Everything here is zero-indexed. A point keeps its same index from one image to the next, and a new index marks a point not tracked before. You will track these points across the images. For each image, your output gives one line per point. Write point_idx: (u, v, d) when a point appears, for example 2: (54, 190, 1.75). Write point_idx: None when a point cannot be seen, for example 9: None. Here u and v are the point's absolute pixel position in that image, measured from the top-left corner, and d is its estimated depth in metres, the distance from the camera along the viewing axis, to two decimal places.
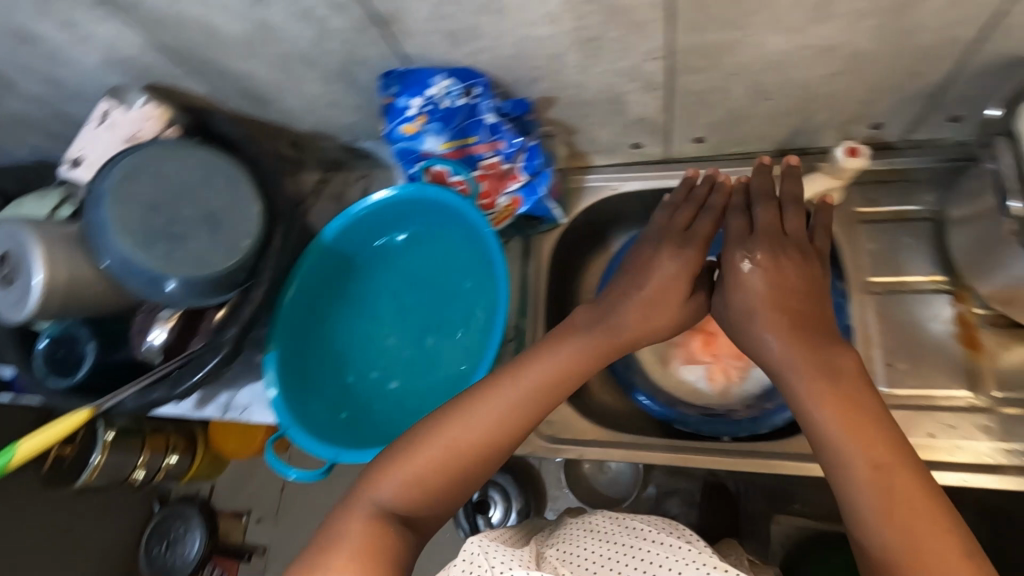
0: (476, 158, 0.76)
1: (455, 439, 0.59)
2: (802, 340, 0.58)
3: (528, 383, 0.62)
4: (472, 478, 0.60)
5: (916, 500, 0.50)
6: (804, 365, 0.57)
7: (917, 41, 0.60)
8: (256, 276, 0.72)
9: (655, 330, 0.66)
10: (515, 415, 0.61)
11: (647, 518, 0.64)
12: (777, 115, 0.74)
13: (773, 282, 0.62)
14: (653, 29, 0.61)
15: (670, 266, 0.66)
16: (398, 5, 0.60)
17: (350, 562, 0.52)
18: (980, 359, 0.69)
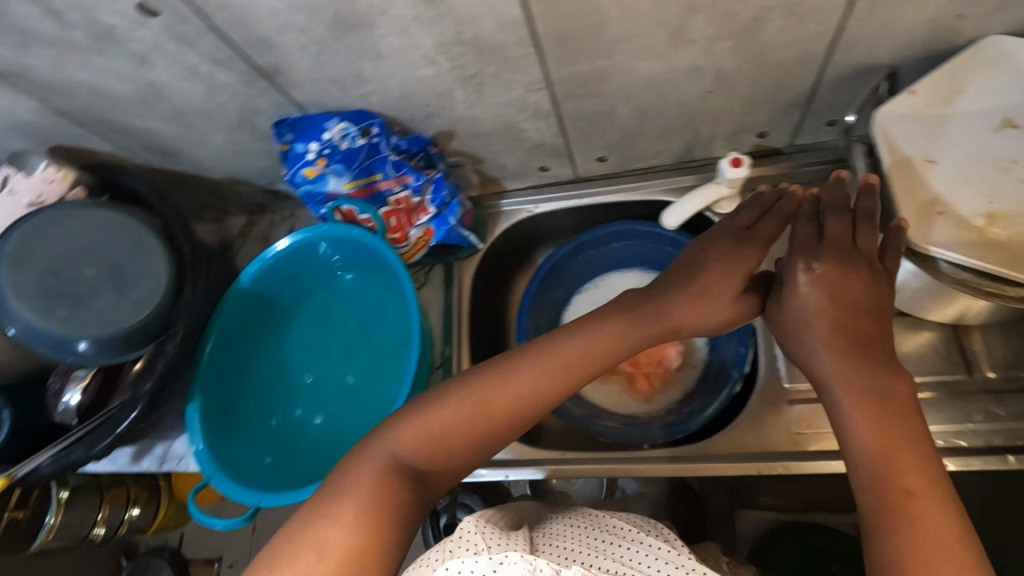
0: (382, 194, 0.77)
1: (485, 395, 0.56)
2: (846, 357, 0.53)
3: (568, 345, 0.58)
4: (493, 444, 0.56)
5: (942, 531, 0.43)
6: (851, 366, 0.52)
7: (772, 58, 0.64)
8: (170, 329, 0.72)
9: (702, 322, 0.61)
10: (552, 376, 0.57)
11: (629, 517, 0.61)
12: (666, 131, 0.77)
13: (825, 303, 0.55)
14: (528, 64, 0.64)
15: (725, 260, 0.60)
16: (279, 59, 0.62)
17: (358, 514, 0.49)
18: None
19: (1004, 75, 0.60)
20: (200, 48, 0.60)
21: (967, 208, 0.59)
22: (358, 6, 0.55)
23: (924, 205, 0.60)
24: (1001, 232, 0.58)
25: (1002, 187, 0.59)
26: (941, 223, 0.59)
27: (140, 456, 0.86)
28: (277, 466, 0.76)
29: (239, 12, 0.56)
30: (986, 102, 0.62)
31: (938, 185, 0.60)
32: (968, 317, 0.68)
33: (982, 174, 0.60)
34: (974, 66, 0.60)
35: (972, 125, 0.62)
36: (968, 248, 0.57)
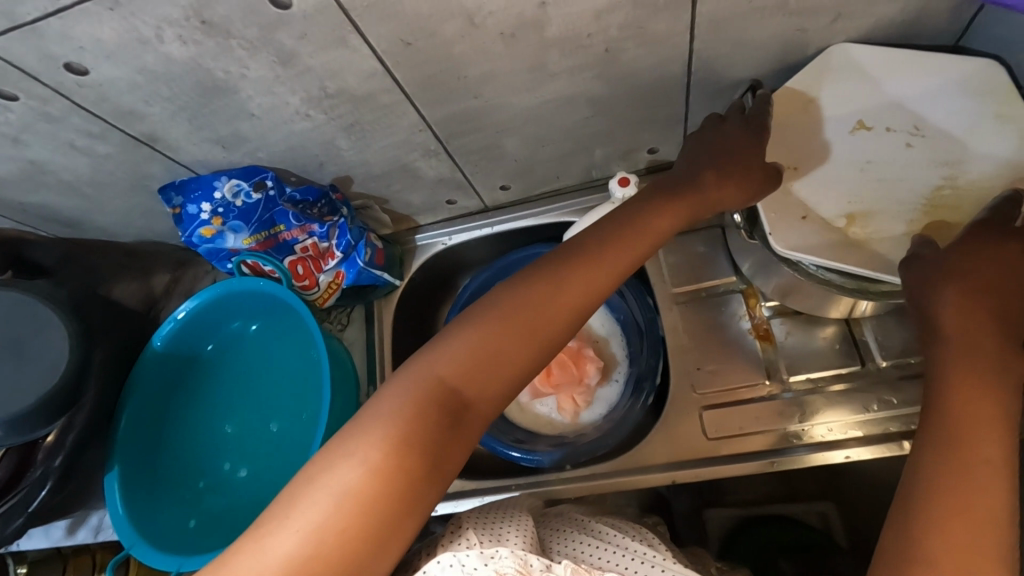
0: (286, 244, 0.78)
1: (530, 315, 0.51)
2: (966, 343, 0.52)
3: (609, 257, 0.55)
4: (534, 372, 0.52)
5: (979, 496, 0.44)
6: (966, 349, 0.52)
7: (637, 82, 0.66)
8: (77, 402, 0.74)
9: (730, 198, 0.63)
10: (594, 292, 0.54)
11: (614, 524, 0.65)
12: (559, 156, 0.80)
13: (958, 295, 0.54)
14: (402, 109, 0.66)
15: (743, 130, 0.63)
16: (153, 127, 0.63)
17: (385, 457, 0.44)
18: (772, 349, 0.75)
19: (854, 80, 0.63)
20: (71, 124, 0.61)
21: (831, 209, 0.63)
22: (216, 73, 0.56)
23: (789, 211, 0.64)
24: (859, 230, 0.62)
25: (861, 188, 0.63)
26: (805, 227, 0.63)
27: (75, 528, 0.82)
28: (206, 527, 0.75)
29: (99, 89, 0.57)
30: (842, 106, 0.65)
31: (803, 190, 0.64)
32: (859, 310, 0.70)
33: (843, 177, 0.64)
34: (827, 72, 0.64)
35: (833, 129, 0.65)
36: (829, 249, 0.62)
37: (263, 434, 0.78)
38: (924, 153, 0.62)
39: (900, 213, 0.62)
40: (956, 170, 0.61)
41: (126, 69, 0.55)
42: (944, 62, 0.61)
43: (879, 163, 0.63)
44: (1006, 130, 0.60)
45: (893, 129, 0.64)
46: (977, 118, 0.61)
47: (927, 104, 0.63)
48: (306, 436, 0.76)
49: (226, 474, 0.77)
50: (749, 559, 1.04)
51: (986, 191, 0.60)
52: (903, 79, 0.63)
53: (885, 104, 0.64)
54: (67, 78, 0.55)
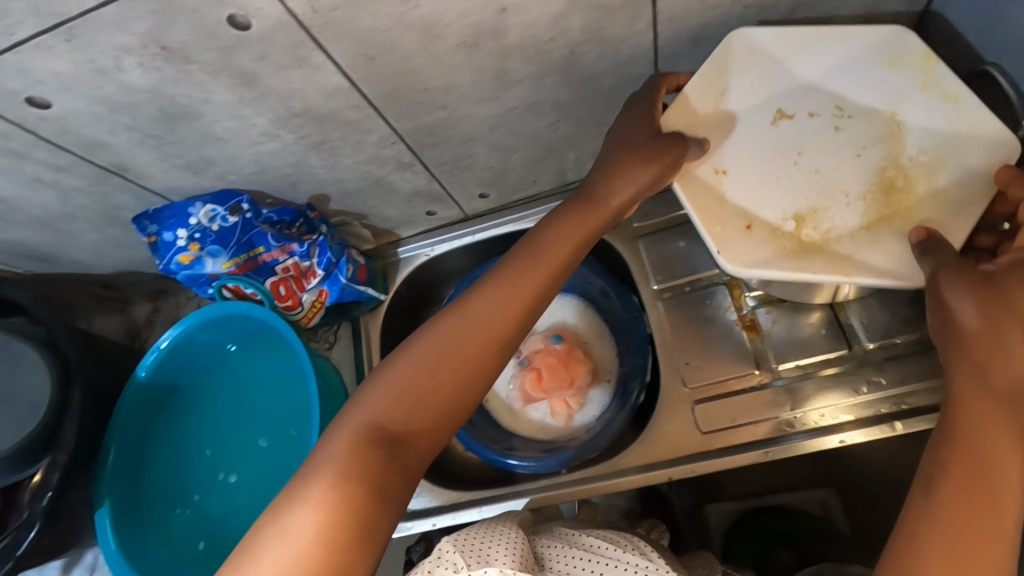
0: (267, 266, 0.77)
1: (459, 343, 0.51)
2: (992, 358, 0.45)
3: (535, 273, 0.54)
4: (478, 393, 0.51)
5: (984, 517, 0.41)
6: (987, 359, 0.45)
7: (603, 83, 0.66)
8: (59, 438, 0.71)
9: (641, 189, 0.58)
10: (527, 310, 0.53)
11: (603, 533, 0.64)
12: (532, 163, 0.79)
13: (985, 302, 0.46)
14: (370, 124, 0.65)
15: (644, 119, 0.59)
16: (120, 156, 0.62)
17: (329, 493, 0.43)
18: (761, 338, 0.75)
19: (760, 66, 0.63)
20: (36, 158, 0.60)
21: (774, 215, 0.63)
22: (178, 98, 0.55)
23: (733, 222, 0.63)
24: (810, 232, 0.61)
25: (801, 184, 0.63)
26: (751, 239, 0.62)
27: (71, 566, 0.86)
28: (203, 551, 0.74)
29: (62, 121, 0.56)
30: (758, 96, 0.65)
31: (739, 198, 0.63)
32: (841, 294, 0.70)
33: (777, 174, 0.63)
34: (733, 61, 0.63)
35: (754, 123, 0.65)
36: (781, 258, 0.61)
37: (252, 451, 0.77)
38: (852, 135, 0.62)
39: (850, 204, 0.61)
40: (894, 149, 0.61)
41: (87, 101, 0.54)
42: (853, 33, 0.60)
43: (809, 152, 0.63)
44: (936, 97, 0.59)
45: (816, 114, 0.64)
46: (901, 86, 0.61)
47: (844, 83, 0.63)
48: (296, 451, 0.75)
49: (219, 504, 0.76)
50: (749, 552, 1.02)
51: (935, 167, 0.60)
52: (810, 59, 0.63)
53: (801, 88, 0.64)
54: (29, 112, 0.54)
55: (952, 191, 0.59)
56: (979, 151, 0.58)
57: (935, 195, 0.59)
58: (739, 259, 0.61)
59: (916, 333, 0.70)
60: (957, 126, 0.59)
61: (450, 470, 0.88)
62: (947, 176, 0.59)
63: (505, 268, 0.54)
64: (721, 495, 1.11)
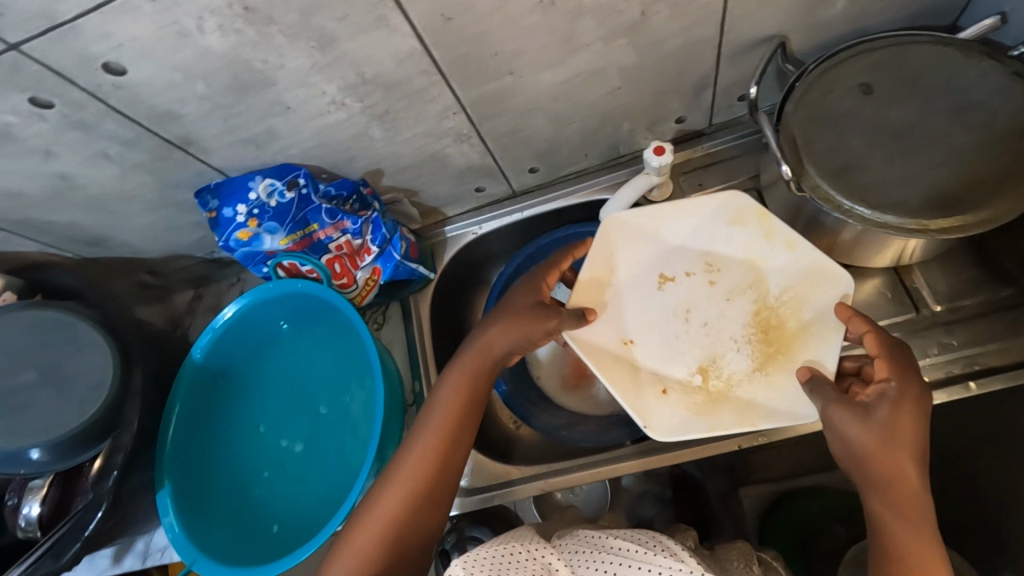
0: (322, 243, 0.77)
1: (399, 496, 0.60)
2: (897, 486, 0.54)
3: (449, 417, 0.63)
4: (425, 522, 0.60)
5: None
6: (895, 484, 0.54)
7: (668, 47, 0.65)
8: (122, 420, 0.70)
9: (521, 342, 0.66)
10: (451, 455, 0.63)
11: (631, 534, 0.63)
12: (587, 135, 0.79)
13: (877, 432, 0.55)
14: (436, 92, 0.64)
15: (526, 293, 0.68)
16: (187, 128, 0.62)
17: None
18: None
19: (634, 239, 0.73)
20: (104, 131, 0.60)
21: (682, 371, 0.71)
22: (254, 64, 0.55)
23: (649, 388, 0.70)
24: (716, 382, 0.70)
25: (695, 341, 0.71)
26: (668, 402, 0.70)
27: (122, 556, 0.81)
28: (276, 530, 0.73)
29: (135, 89, 0.55)
30: (639, 267, 0.73)
31: (649, 362, 0.72)
32: (905, 259, 0.69)
33: (671, 335, 0.72)
34: (614, 242, 0.73)
35: (643, 290, 0.73)
36: (698, 415, 0.69)
37: (314, 424, 0.77)
38: (724, 289, 0.72)
39: (738, 351, 0.70)
40: (761, 293, 0.70)
41: (163, 68, 0.53)
42: (696, 205, 0.72)
43: (694, 311, 0.72)
44: (781, 246, 0.70)
45: (691, 273, 0.72)
46: (749, 239, 0.71)
47: (707, 244, 0.73)
48: (359, 420, 0.75)
49: (275, 483, 0.75)
50: (784, 536, 1.02)
51: (797, 305, 0.69)
52: (674, 227, 0.73)
53: (675, 253, 0.73)
54: (105, 79, 0.53)
55: (820, 321, 0.68)
56: (824, 285, 0.68)
57: (806, 327, 0.68)
58: (660, 424, 0.69)
59: (983, 295, 0.69)
60: (804, 267, 0.69)
61: (503, 447, 0.88)
62: (807, 313, 0.68)
63: (420, 419, 0.64)
64: (753, 478, 1.08)
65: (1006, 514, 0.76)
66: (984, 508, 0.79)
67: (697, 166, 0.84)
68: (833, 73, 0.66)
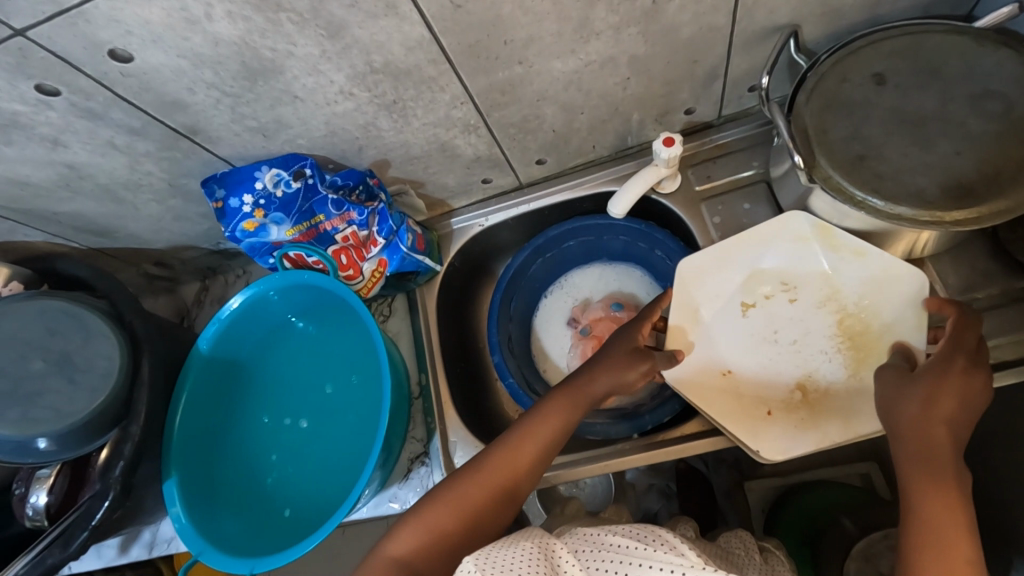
0: (329, 234, 0.77)
1: (473, 495, 0.62)
2: (929, 451, 0.55)
3: (549, 429, 0.66)
4: (491, 523, 0.62)
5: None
6: (926, 449, 0.55)
7: (680, 35, 0.64)
8: (132, 410, 0.70)
9: (620, 384, 0.69)
10: (540, 459, 0.65)
11: (627, 529, 0.62)
12: (596, 125, 0.78)
13: (921, 396, 0.57)
14: (445, 81, 0.63)
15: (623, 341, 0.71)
16: (195, 117, 0.61)
17: None
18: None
19: (712, 269, 0.74)
20: (113, 119, 0.59)
21: (781, 390, 0.69)
22: (263, 52, 0.54)
23: (755, 412, 0.69)
24: (815, 395, 0.68)
25: (788, 360, 0.70)
26: (775, 424, 0.68)
27: (128, 545, 0.81)
28: (291, 522, 0.72)
29: (144, 77, 0.55)
30: (719, 298, 0.74)
31: (752, 385, 0.70)
32: (917, 251, 0.69)
33: (764, 358, 0.71)
34: (688, 282, 0.74)
35: (728, 321, 0.73)
36: (807, 428, 0.67)
37: (324, 416, 0.77)
38: (808, 303, 0.71)
39: (829, 360, 0.69)
40: (840, 302, 0.70)
41: (171, 55, 0.53)
42: (761, 232, 0.73)
43: (782, 331, 0.71)
44: (849, 255, 0.69)
45: (771, 295, 0.72)
46: (818, 257, 0.71)
47: (776, 264, 0.72)
48: (371, 409, 0.75)
49: (280, 477, 0.75)
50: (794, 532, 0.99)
51: (875, 309, 0.68)
52: (748, 255, 0.73)
53: (753, 277, 0.73)
54: (113, 67, 0.53)
55: (902, 321, 0.66)
56: (901, 283, 0.67)
57: (888, 327, 0.67)
58: (779, 451, 0.66)
59: (997, 286, 0.68)
60: (873, 272, 0.68)
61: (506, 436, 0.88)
62: (887, 313, 0.67)
63: (507, 433, 0.67)
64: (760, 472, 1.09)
65: (1016, 506, 0.75)
66: (995, 502, 0.79)
67: (706, 158, 0.83)
68: (845, 64, 0.66)
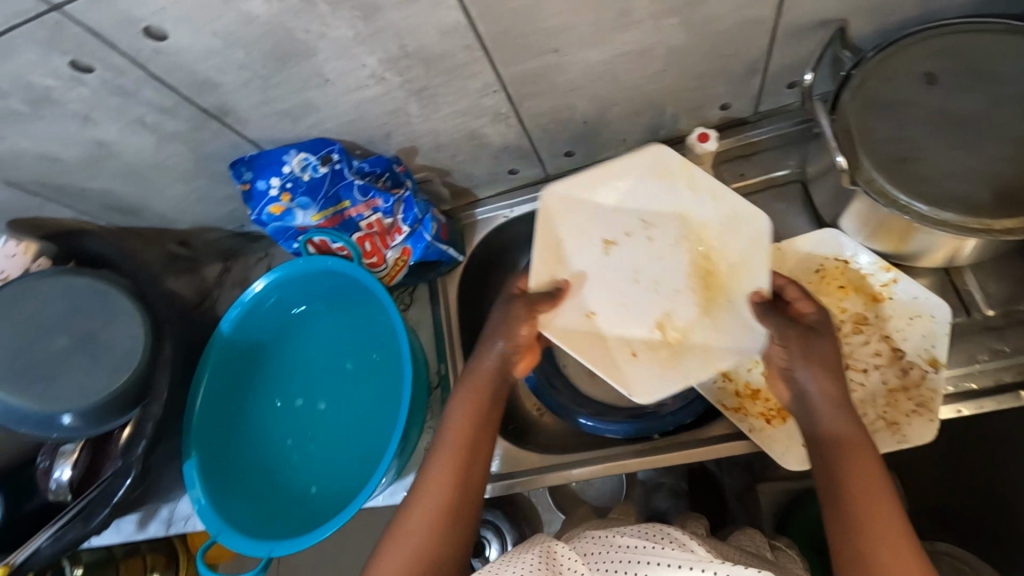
0: (354, 220, 0.76)
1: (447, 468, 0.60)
2: (832, 404, 0.57)
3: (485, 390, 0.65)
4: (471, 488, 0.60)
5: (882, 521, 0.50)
6: (829, 400, 0.57)
7: (722, 27, 0.62)
8: (152, 390, 0.69)
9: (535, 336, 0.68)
10: (489, 416, 0.64)
11: (634, 527, 0.61)
12: (627, 118, 0.76)
13: (813, 354, 0.59)
14: (478, 68, 0.62)
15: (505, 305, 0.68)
16: (224, 98, 0.61)
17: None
18: (886, 304, 0.69)
19: (580, 209, 0.72)
20: (143, 97, 0.59)
21: (643, 331, 0.70)
22: (295, 34, 0.53)
23: (619, 355, 0.69)
24: (673, 334, 0.69)
25: (649, 301, 0.71)
26: (639, 363, 0.69)
27: (146, 522, 0.82)
28: (314, 507, 0.72)
29: (175, 55, 0.54)
30: (583, 234, 0.72)
31: (617, 330, 0.70)
32: (959, 259, 0.66)
33: (625, 298, 0.71)
34: (556, 217, 0.71)
35: (590, 258, 0.72)
36: (667, 368, 0.68)
37: (342, 402, 0.77)
38: (664, 240, 0.71)
39: (682, 301, 0.70)
40: (693, 240, 0.71)
41: (204, 34, 0.52)
42: (625, 165, 0.70)
43: (642, 271, 0.71)
44: (703, 193, 0.70)
45: (631, 234, 0.72)
46: (675, 192, 0.70)
47: (639, 202, 0.71)
48: (390, 395, 0.75)
49: (297, 459, 0.75)
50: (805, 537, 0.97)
51: (723, 249, 0.69)
52: (608, 189, 0.71)
53: (611, 215, 0.72)
54: (146, 45, 0.52)
55: (749, 259, 0.68)
56: (749, 223, 0.68)
57: (735, 267, 0.68)
58: (643, 390, 0.67)
59: None
60: (727, 212, 0.69)
61: (522, 431, 0.87)
62: (734, 254, 0.69)
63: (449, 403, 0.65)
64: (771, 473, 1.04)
65: None
66: None
67: (737, 156, 0.81)
68: (891, 62, 0.63)
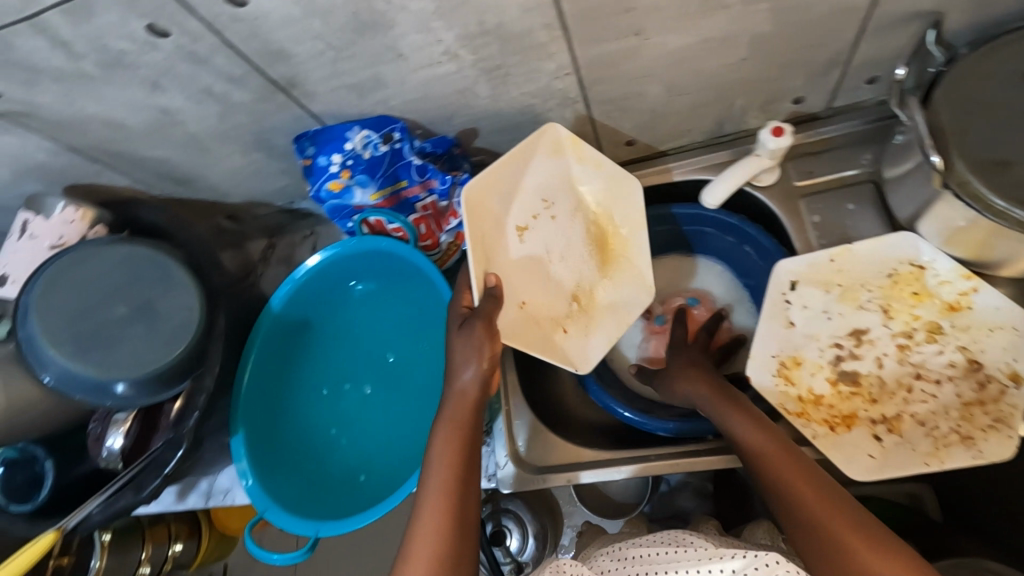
0: (410, 201, 0.75)
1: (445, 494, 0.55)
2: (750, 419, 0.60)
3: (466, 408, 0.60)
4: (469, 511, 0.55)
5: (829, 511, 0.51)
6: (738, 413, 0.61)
7: (812, 15, 0.59)
8: (204, 362, 0.69)
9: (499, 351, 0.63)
10: (474, 432, 0.59)
11: (650, 537, 0.61)
12: (696, 108, 0.73)
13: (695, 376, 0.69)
14: (555, 49, 0.60)
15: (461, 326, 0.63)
16: (295, 69, 0.59)
17: None
18: (963, 314, 0.66)
19: (493, 197, 0.69)
20: (215, 65, 0.58)
21: (564, 306, 0.73)
22: (376, 5, 0.52)
23: (553, 334, 0.72)
24: (586, 300, 0.75)
25: (564, 278, 0.74)
26: (572, 338, 0.73)
27: (185, 494, 0.81)
28: (365, 486, 0.72)
29: (253, 22, 0.53)
30: (498, 221, 0.70)
31: (547, 311, 0.72)
32: None
33: (542, 278, 0.72)
34: (478, 209, 0.67)
35: (507, 246, 0.70)
36: (594, 332, 0.74)
37: (392, 384, 0.76)
38: (564, 214, 0.74)
39: (587, 267, 0.75)
40: (583, 210, 0.76)
41: (284, 1, 0.51)
42: (526, 151, 0.70)
43: (553, 248, 0.74)
44: (589, 164, 0.73)
45: (537, 215, 0.73)
46: (565, 167, 0.74)
47: (537, 180, 0.73)
48: (437, 379, 0.75)
49: (343, 441, 0.75)
50: None
51: (609, 211, 0.76)
52: (513, 175, 0.70)
53: (518, 200, 0.72)
54: (224, 10, 0.51)
55: (632, 220, 0.75)
56: (626, 187, 0.74)
57: (624, 231, 0.76)
58: (582, 359, 0.72)
59: None
60: (607, 178, 0.74)
61: (565, 422, 0.85)
62: (619, 219, 0.76)
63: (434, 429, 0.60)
64: None
65: None
66: None
67: (805, 152, 0.77)
68: (987, 60, 0.60)
